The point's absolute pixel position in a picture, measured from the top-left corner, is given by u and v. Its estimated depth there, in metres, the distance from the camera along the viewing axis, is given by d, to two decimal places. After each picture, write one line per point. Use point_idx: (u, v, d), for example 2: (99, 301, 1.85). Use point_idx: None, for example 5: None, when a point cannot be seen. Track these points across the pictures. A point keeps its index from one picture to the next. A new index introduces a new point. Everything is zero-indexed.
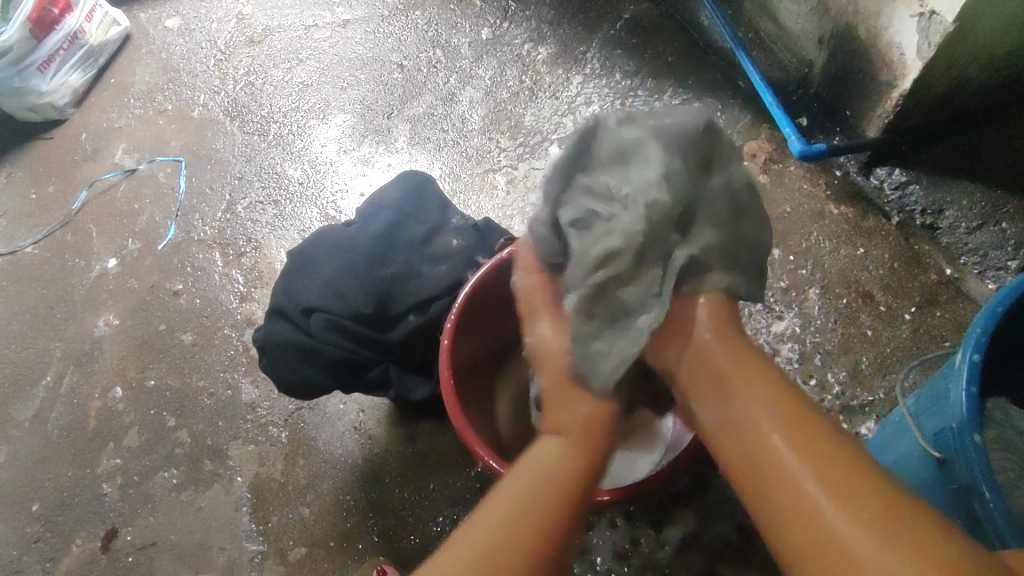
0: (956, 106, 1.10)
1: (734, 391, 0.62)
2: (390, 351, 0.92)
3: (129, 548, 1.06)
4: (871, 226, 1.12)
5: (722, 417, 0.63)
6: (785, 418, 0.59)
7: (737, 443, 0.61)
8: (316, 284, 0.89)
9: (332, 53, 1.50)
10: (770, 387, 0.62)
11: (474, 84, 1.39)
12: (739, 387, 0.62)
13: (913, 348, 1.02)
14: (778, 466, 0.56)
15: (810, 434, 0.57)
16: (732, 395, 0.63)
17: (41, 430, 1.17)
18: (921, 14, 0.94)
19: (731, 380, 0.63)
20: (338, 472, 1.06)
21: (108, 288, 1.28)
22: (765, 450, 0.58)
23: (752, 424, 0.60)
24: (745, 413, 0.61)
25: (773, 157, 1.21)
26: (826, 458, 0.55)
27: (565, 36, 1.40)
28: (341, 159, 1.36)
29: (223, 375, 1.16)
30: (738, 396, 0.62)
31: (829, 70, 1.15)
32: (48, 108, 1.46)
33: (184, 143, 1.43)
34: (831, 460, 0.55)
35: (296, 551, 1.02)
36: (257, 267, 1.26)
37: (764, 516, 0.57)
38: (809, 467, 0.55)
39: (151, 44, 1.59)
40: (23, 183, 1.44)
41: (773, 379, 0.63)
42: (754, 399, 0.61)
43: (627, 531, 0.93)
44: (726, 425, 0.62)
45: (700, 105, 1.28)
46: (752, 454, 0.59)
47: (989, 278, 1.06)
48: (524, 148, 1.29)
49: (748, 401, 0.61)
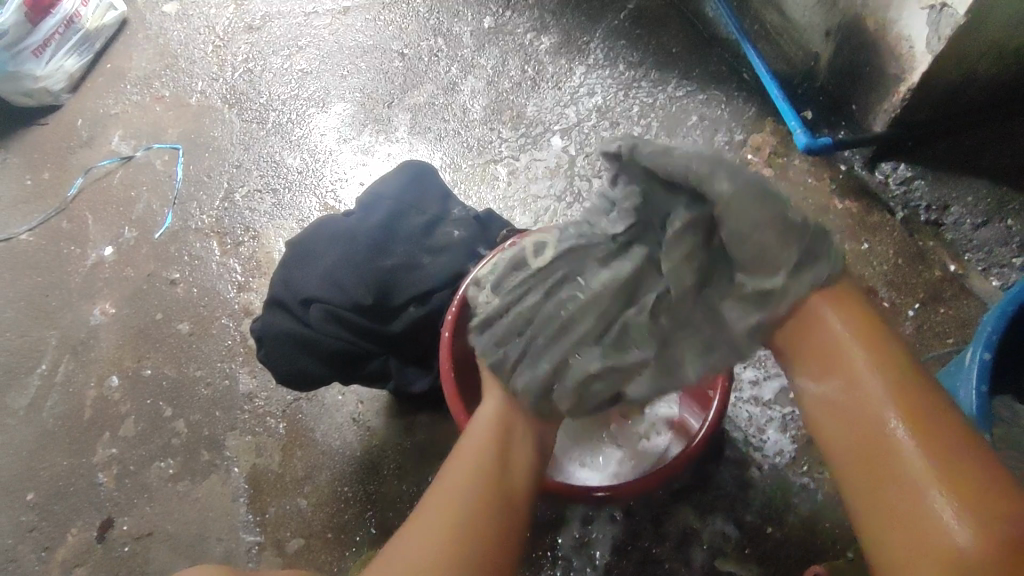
0: (964, 101, 1.09)
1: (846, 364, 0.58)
2: (390, 344, 0.91)
3: (125, 538, 1.05)
4: (875, 222, 1.12)
5: (835, 395, 0.58)
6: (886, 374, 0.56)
7: (839, 419, 0.58)
8: (314, 275, 0.88)
9: (332, 41, 1.48)
10: (899, 370, 0.56)
11: (476, 73, 1.37)
12: (863, 370, 0.57)
13: (917, 344, 1.02)
14: (882, 433, 0.55)
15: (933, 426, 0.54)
16: (850, 374, 0.57)
17: (35, 419, 1.16)
18: (931, 7, 0.93)
19: (858, 359, 0.57)
20: (337, 463, 1.05)
21: (104, 276, 1.27)
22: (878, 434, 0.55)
23: (867, 405, 0.56)
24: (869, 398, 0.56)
25: (778, 151, 1.19)
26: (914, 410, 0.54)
27: (568, 26, 1.38)
28: (341, 148, 1.34)
29: (220, 366, 1.15)
30: (860, 380, 0.57)
31: (836, 63, 1.14)
32: (43, 93, 1.44)
33: (181, 130, 1.41)
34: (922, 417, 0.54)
35: (293, 542, 1.01)
36: (255, 256, 1.25)
37: (852, 475, 0.57)
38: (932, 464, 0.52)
39: (148, 29, 1.57)
40: (18, 169, 1.42)
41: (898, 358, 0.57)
42: (880, 386, 0.56)
43: (626, 525, 0.93)
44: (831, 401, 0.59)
45: (705, 98, 1.27)
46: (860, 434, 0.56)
47: (994, 275, 1.05)
48: (526, 139, 1.28)
49: (860, 377, 0.57)
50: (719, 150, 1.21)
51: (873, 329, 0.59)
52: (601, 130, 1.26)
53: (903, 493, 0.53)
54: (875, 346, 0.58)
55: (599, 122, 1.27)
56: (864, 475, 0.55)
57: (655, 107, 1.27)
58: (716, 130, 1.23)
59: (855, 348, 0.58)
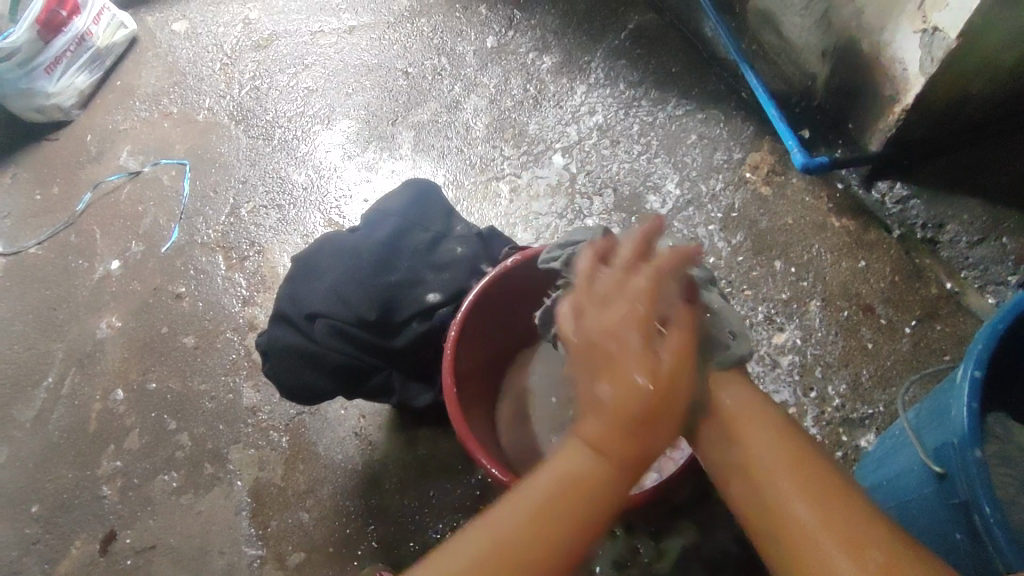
0: (957, 121, 1.11)
1: (738, 430, 0.64)
2: (392, 358, 0.93)
3: (128, 551, 1.06)
4: (872, 239, 1.13)
5: (733, 460, 0.63)
6: (761, 426, 0.63)
7: (745, 483, 0.61)
8: (319, 291, 0.90)
9: (337, 59, 1.51)
10: (776, 428, 0.62)
11: (479, 92, 1.39)
12: (746, 436, 0.63)
13: (914, 361, 1.03)
14: (768, 481, 0.59)
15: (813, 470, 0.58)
16: (739, 443, 0.63)
17: (41, 431, 1.17)
18: (924, 30, 0.95)
19: (747, 427, 0.63)
20: (339, 477, 1.06)
21: (111, 290, 1.28)
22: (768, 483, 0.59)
23: (755, 462, 0.61)
24: (750, 455, 0.61)
25: (776, 169, 1.21)
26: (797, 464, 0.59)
27: (570, 46, 1.41)
28: (345, 164, 1.36)
29: (224, 379, 1.16)
30: (744, 443, 0.62)
31: (833, 84, 1.17)
32: (53, 109, 1.47)
33: (189, 146, 1.43)
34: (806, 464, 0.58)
35: (295, 556, 1.02)
36: (259, 271, 1.27)
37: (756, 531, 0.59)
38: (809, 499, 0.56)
39: (157, 47, 1.60)
40: (27, 184, 1.44)
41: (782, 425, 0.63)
42: (763, 442, 0.61)
43: (626, 541, 0.93)
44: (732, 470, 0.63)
45: (703, 117, 1.29)
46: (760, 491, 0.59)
47: (990, 292, 1.06)
48: (528, 157, 1.30)
49: (750, 442, 0.62)
50: (718, 168, 1.23)
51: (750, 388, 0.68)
52: (602, 148, 1.28)
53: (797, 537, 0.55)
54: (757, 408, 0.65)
55: (600, 140, 1.29)
56: (762, 522, 0.58)
57: (654, 126, 1.29)
58: (715, 149, 1.25)
59: (744, 420, 0.64)
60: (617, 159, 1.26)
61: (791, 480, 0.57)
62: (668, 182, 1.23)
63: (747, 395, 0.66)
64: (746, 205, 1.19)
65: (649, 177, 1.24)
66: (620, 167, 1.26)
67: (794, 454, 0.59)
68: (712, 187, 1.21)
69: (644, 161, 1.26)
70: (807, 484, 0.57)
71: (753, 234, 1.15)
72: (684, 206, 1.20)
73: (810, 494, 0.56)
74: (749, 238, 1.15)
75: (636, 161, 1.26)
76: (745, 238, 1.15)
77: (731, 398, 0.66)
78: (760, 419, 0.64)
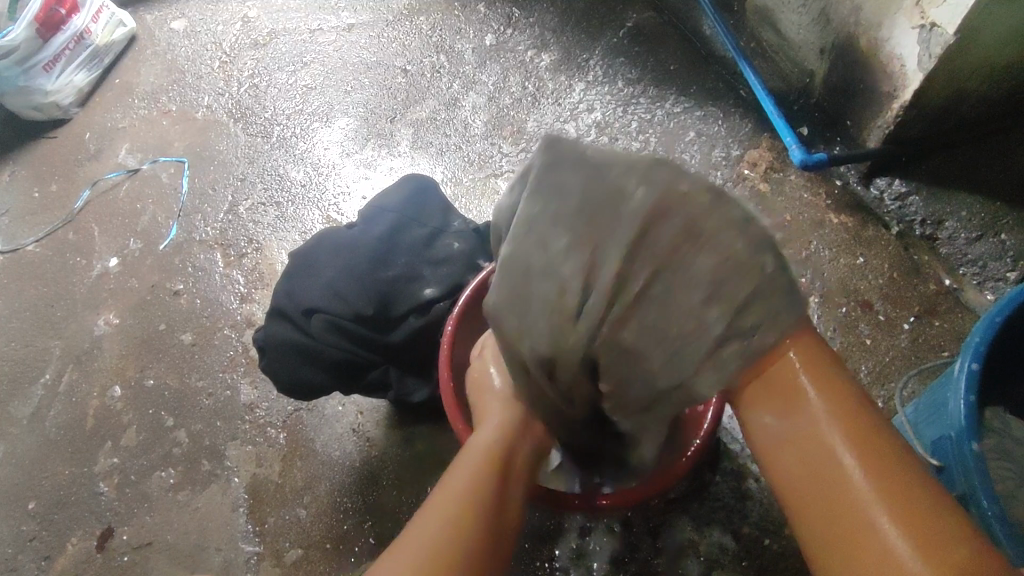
0: (956, 118, 1.10)
1: (816, 426, 0.56)
2: (390, 354, 0.93)
3: (125, 548, 1.06)
4: (871, 236, 1.13)
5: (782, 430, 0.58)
6: (848, 425, 0.55)
7: (817, 484, 0.55)
8: (316, 286, 0.90)
9: (336, 57, 1.51)
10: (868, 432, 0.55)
11: (477, 89, 1.39)
12: (827, 437, 0.55)
13: (913, 357, 1.02)
14: (857, 498, 0.52)
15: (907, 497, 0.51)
16: (811, 441, 0.56)
17: (39, 428, 1.17)
18: (922, 26, 0.95)
19: (826, 433, 0.55)
20: (336, 473, 1.06)
21: (109, 287, 1.28)
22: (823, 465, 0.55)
23: (841, 469, 0.54)
24: (832, 461, 0.55)
25: (774, 166, 1.21)
26: (892, 480, 0.52)
27: (568, 43, 1.41)
28: (344, 162, 1.36)
29: (222, 376, 1.16)
30: (828, 445, 0.55)
31: (831, 81, 1.17)
32: (52, 107, 1.47)
33: (187, 144, 1.43)
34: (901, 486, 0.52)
35: (292, 553, 1.01)
36: (258, 268, 1.26)
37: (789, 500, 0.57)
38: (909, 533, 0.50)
39: (156, 45, 1.60)
40: (26, 181, 1.44)
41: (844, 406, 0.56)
42: (850, 449, 0.54)
43: (624, 537, 0.93)
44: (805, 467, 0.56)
45: (702, 114, 1.29)
46: (841, 502, 0.53)
47: (988, 289, 1.06)
48: (526, 154, 1.30)
49: (835, 446, 0.55)
50: (716, 165, 1.23)
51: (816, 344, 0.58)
52: (600, 145, 1.28)
53: (888, 569, 0.49)
54: (825, 376, 0.57)
55: (598, 137, 1.29)
56: (799, 498, 0.56)
57: (652, 123, 1.29)
58: (714, 146, 1.25)
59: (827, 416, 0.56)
60: None
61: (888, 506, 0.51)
62: None
63: (835, 381, 0.58)
64: (745, 201, 1.18)
65: None
66: None
67: (888, 467, 0.53)
68: None
69: None
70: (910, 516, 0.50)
71: None
72: None
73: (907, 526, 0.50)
74: None
75: None
76: None
77: (817, 383, 0.57)
78: (848, 417, 0.56)
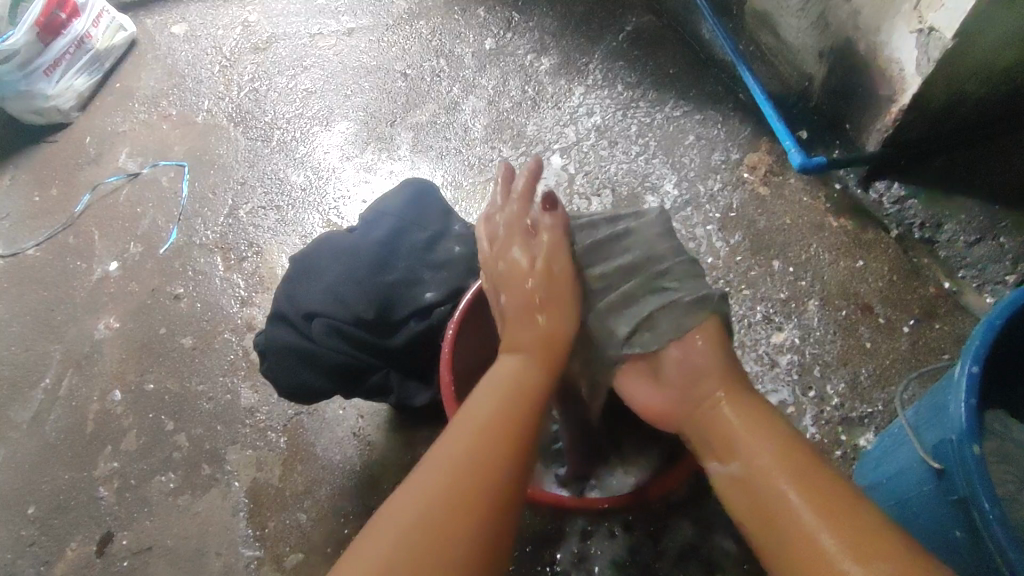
0: (954, 121, 1.11)
1: (740, 444, 0.63)
2: (390, 357, 0.93)
3: (125, 552, 1.05)
4: (870, 239, 1.13)
5: (736, 474, 0.62)
6: (763, 436, 0.62)
7: (749, 497, 0.60)
8: (317, 290, 0.90)
9: (336, 61, 1.51)
10: (779, 439, 0.62)
11: (477, 93, 1.40)
12: (748, 447, 0.62)
13: (912, 360, 1.02)
14: (774, 495, 0.58)
15: (818, 481, 0.57)
16: (737, 454, 0.62)
17: (38, 433, 1.17)
18: (920, 30, 0.95)
19: (747, 440, 0.62)
20: (336, 477, 1.06)
21: (109, 291, 1.28)
22: (778, 503, 0.58)
23: (759, 475, 0.60)
24: (757, 470, 0.60)
25: (774, 170, 1.22)
26: (806, 472, 0.58)
27: (568, 47, 1.42)
28: (344, 165, 1.36)
29: (222, 380, 1.16)
30: (749, 455, 0.61)
31: (830, 84, 1.17)
32: (52, 111, 1.47)
33: (187, 148, 1.44)
34: (810, 476, 0.58)
35: (292, 557, 1.01)
36: (258, 272, 1.26)
37: (771, 555, 0.57)
38: (823, 517, 0.55)
39: (156, 50, 1.60)
40: (26, 185, 1.44)
41: (783, 435, 0.62)
42: (767, 455, 0.61)
43: (626, 540, 0.93)
44: (741, 485, 0.61)
45: (701, 118, 1.29)
46: (764, 503, 0.59)
47: (988, 291, 1.06)
48: (526, 158, 1.30)
49: (753, 455, 0.61)
50: (716, 168, 1.23)
51: (729, 376, 0.68)
52: (600, 148, 1.28)
53: (811, 554, 0.54)
54: (741, 400, 0.66)
55: (598, 141, 1.29)
56: (772, 543, 0.57)
57: (652, 127, 1.29)
58: (713, 149, 1.25)
59: (742, 432, 0.63)
60: (616, 160, 1.27)
61: (799, 491, 0.57)
62: (666, 182, 1.23)
63: (751, 406, 0.65)
64: (745, 205, 1.19)
65: (647, 178, 1.24)
66: (618, 168, 1.26)
67: (802, 465, 0.59)
68: (710, 188, 1.21)
69: (643, 161, 1.26)
70: (823, 508, 0.55)
71: (751, 234, 1.16)
72: (682, 206, 1.20)
73: (817, 509, 0.55)
74: (747, 238, 1.15)
75: (635, 161, 1.26)
76: (744, 238, 1.15)
77: (734, 408, 0.65)
78: (761, 428, 0.63)
